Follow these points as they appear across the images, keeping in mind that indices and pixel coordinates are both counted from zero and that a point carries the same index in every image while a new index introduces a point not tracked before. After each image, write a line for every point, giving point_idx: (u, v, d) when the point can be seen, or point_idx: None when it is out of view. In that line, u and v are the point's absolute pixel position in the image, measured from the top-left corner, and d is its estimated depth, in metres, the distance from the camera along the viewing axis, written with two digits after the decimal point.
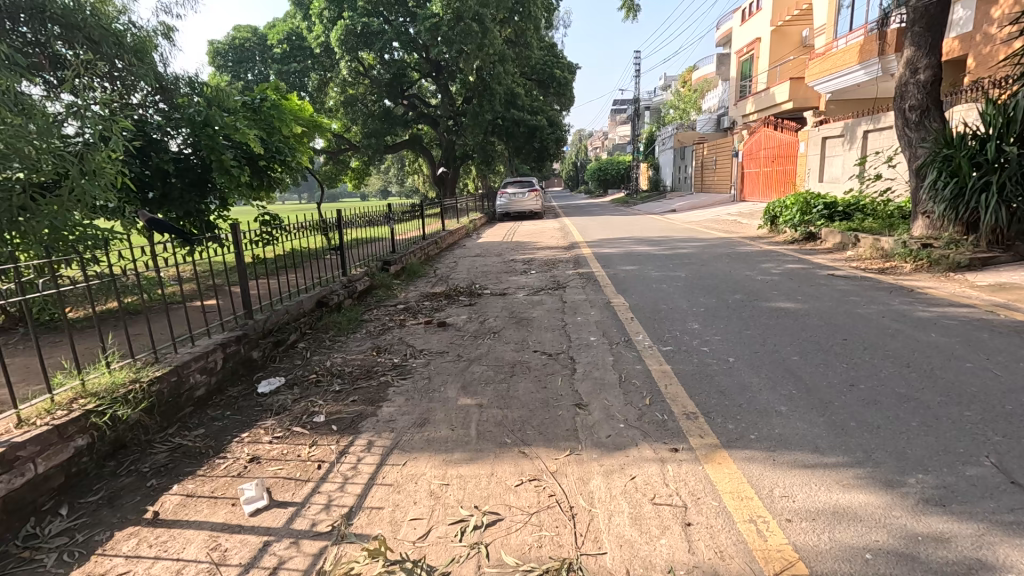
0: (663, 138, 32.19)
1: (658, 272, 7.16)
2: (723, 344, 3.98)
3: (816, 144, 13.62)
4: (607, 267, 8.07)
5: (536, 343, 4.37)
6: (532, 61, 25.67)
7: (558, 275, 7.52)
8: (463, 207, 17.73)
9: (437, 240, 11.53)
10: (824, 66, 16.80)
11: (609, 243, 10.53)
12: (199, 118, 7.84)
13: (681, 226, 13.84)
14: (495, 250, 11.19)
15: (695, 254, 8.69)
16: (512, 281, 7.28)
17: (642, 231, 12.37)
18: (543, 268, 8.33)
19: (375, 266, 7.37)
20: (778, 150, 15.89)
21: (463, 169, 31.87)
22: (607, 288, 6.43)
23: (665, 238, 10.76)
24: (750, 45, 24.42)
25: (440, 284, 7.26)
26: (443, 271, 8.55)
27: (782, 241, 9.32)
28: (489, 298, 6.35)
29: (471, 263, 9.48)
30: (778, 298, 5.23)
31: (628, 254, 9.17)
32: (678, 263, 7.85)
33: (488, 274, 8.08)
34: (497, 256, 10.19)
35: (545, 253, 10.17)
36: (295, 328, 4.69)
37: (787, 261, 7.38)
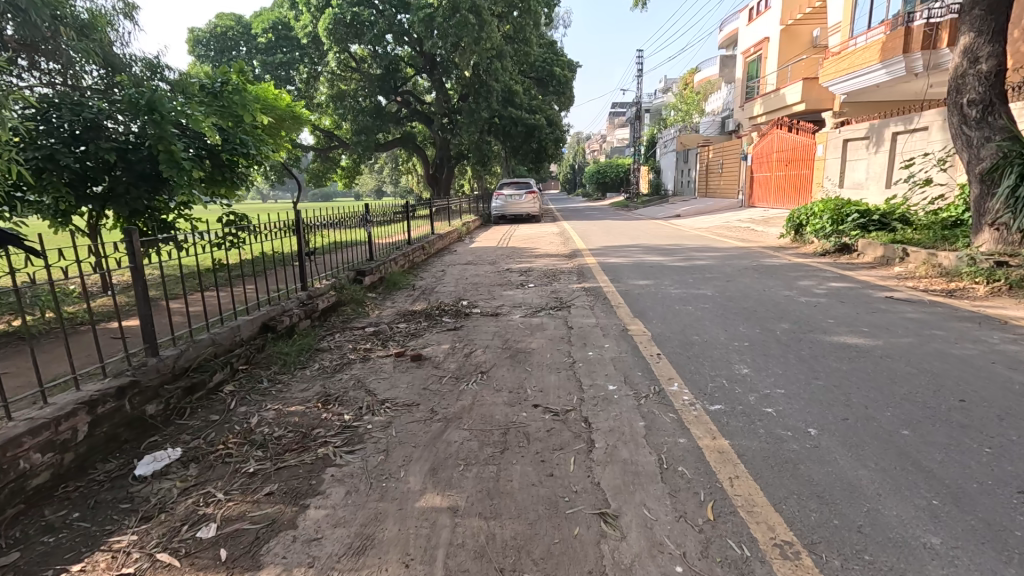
0: (665, 141, 31.28)
1: (677, 288, 6.11)
2: (793, 403, 2.91)
3: (836, 147, 12.67)
4: (616, 280, 7.01)
5: (538, 393, 3.28)
6: (531, 58, 24.72)
7: (559, 290, 6.45)
8: (456, 209, 16.64)
9: (425, 244, 10.48)
10: (841, 65, 15.84)
11: (615, 251, 9.46)
12: (143, 102, 6.56)
13: (690, 232, 12.82)
14: (489, 256, 10.12)
15: (715, 266, 7.65)
16: (506, 297, 6.20)
17: (650, 238, 11.33)
18: (542, 280, 7.27)
19: (345, 277, 6.26)
20: (793, 153, 14.94)
21: (458, 169, 30.79)
22: (620, 308, 5.36)
23: (677, 247, 9.71)
24: (757, 45, 23.47)
25: (421, 300, 6.16)
26: (429, 282, 7.51)
27: (811, 252, 8.30)
28: (478, 319, 5.27)
29: (461, 272, 8.41)
30: (838, 329, 4.18)
31: (638, 264, 8.11)
32: (698, 277, 6.81)
33: (478, 286, 7.00)
34: (491, 265, 9.11)
35: (543, 262, 9.12)
36: (221, 364, 3.58)
37: (826, 278, 6.34)
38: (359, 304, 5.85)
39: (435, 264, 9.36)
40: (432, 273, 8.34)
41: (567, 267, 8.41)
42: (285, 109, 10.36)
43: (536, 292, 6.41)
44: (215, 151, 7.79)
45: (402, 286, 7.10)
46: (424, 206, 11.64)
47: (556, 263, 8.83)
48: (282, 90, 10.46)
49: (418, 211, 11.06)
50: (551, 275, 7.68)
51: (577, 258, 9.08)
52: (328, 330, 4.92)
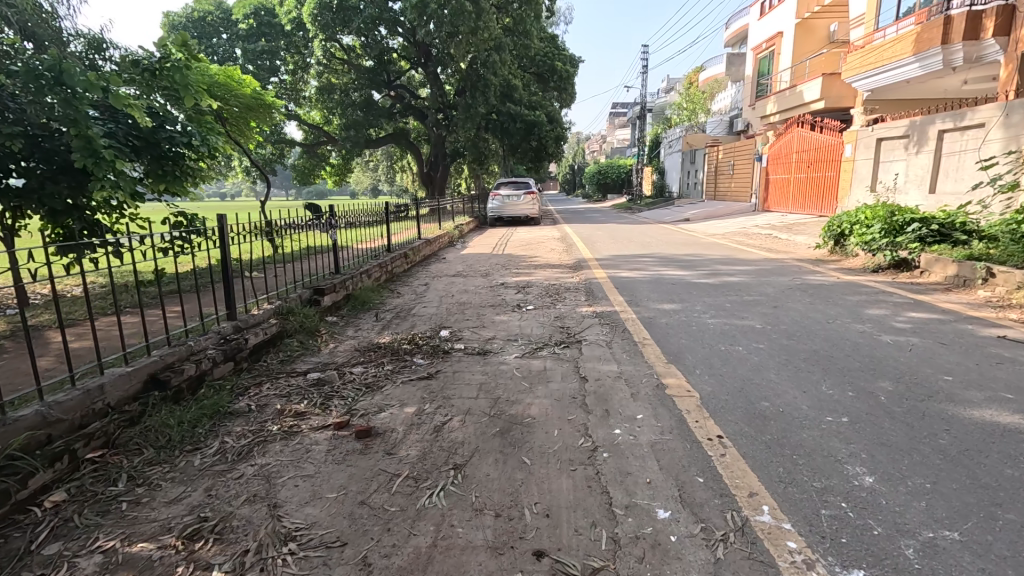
0: (670, 141, 30.09)
1: (714, 316, 4.85)
2: (995, 574, 1.64)
3: (870, 147, 11.48)
4: (635, 301, 5.75)
5: (543, 524, 2.02)
6: (531, 51, 23.51)
7: (566, 315, 5.19)
8: (449, 210, 15.33)
9: (408, 249, 9.28)
10: (867, 59, 14.62)
11: (626, 262, 8.20)
12: (45, 74, 5.17)
13: (706, 240, 11.59)
14: (481, 267, 8.84)
15: (750, 284, 6.39)
16: (499, 325, 4.93)
17: (665, 247, 10.06)
18: (544, 300, 6.00)
19: (299, 298, 4.99)
20: (815, 153, 13.77)
21: (454, 167, 29.52)
22: (648, 347, 4.10)
23: (697, 258, 8.45)
24: (770, 40, 22.29)
25: (392, 329, 4.89)
26: (404, 301, 6.26)
27: (859, 268, 7.06)
28: (461, 360, 3.99)
29: (446, 286, 7.15)
30: (969, 394, 2.93)
31: (656, 279, 6.83)
32: (735, 299, 5.54)
33: (466, 308, 5.74)
34: (482, 277, 7.85)
35: (542, 275, 7.87)
36: (51, 458, 2.32)
37: (897, 303, 5.07)
38: (310, 337, 4.57)
39: (418, 275, 8.11)
40: (409, 287, 7.09)
41: (572, 281, 7.16)
42: (238, 88, 9.28)
43: (532, 319, 5.14)
44: (153, 141, 6.53)
45: (372, 307, 5.86)
46: (407, 207, 10.49)
47: (559, 277, 7.57)
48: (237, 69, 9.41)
49: (398, 213, 9.92)
50: (553, 292, 6.42)
51: (583, 270, 7.84)
52: (256, 379, 3.63)
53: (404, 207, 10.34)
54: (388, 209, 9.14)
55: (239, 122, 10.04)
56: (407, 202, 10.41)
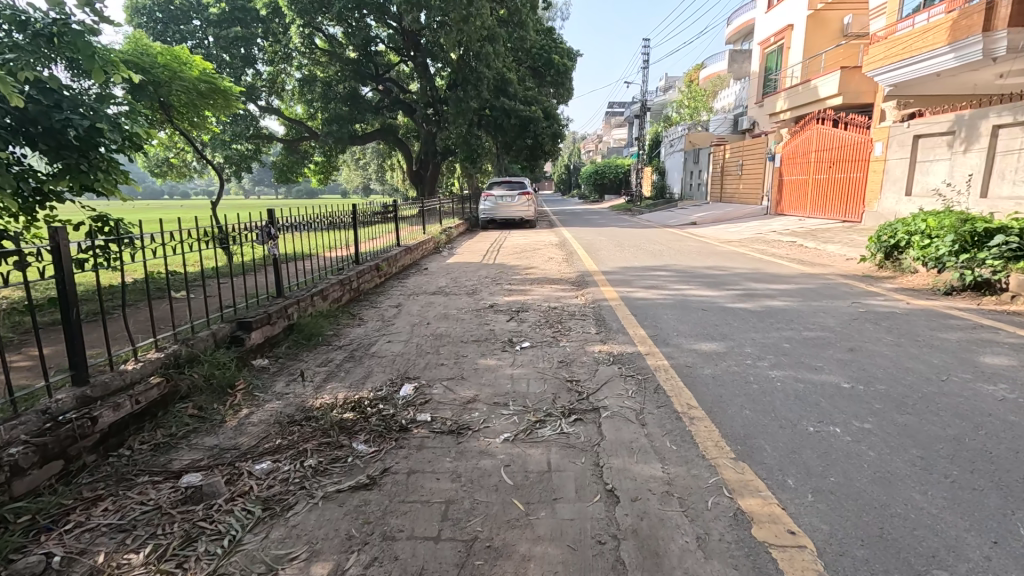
0: (672, 139, 28.85)
1: (775, 367, 3.56)
2: None
3: (907, 146, 10.33)
4: (661, 335, 4.46)
5: None
6: (527, 43, 22.20)
7: (573, 361, 3.91)
8: (437, 212, 13.99)
9: (386, 257, 7.96)
10: (891, 50, 13.51)
11: (640, 278, 6.90)
12: None
13: (723, 247, 10.34)
14: (467, 281, 7.51)
15: (800, 310, 5.11)
16: (485, 376, 3.65)
17: (680, 257, 8.79)
18: (544, 333, 4.71)
19: (216, 338, 3.69)
20: (838, 152, 12.59)
21: (445, 166, 28.16)
22: (697, 424, 2.81)
23: (722, 273, 7.16)
24: (778, 34, 21.09)
25: (340, 383, 3.58)
26: (366, 332, 4.93)
27: (927, 289, 5.79)
28: (424, 447, 2.67)
29: (422, 309, 5.81)
30: None
31: (681, 303, 5.53)
32: (793, 335, 4.26)
33: (443, 345, 4.43)
34: (468, 294, 6.53)
35: (539, 292, 6.53)
36: None
37: (1014, 346, 3.80)
38: (216, 400, 3.24)
39: (392, 291, 6.77)
40: (376, 309, 5.75)
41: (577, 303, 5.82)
42: (184, 70, 8.05)
43: (528, 365, 3.83)
44: (54, 128, 5.07)
45: (324, 343, 4.54)
46: (384, 210, 9.20)
47: (561, 296, 6.23)
48: (186, 49, 8.26)
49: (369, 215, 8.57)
50: (554, 320, 5.10)
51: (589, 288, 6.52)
52: (91, 493, 2.29)
53: (378, 209, 9.06)
54: (359, 210, 7.91)
55: (187, 109, 8.78)
56: (383, 204, 9.11)
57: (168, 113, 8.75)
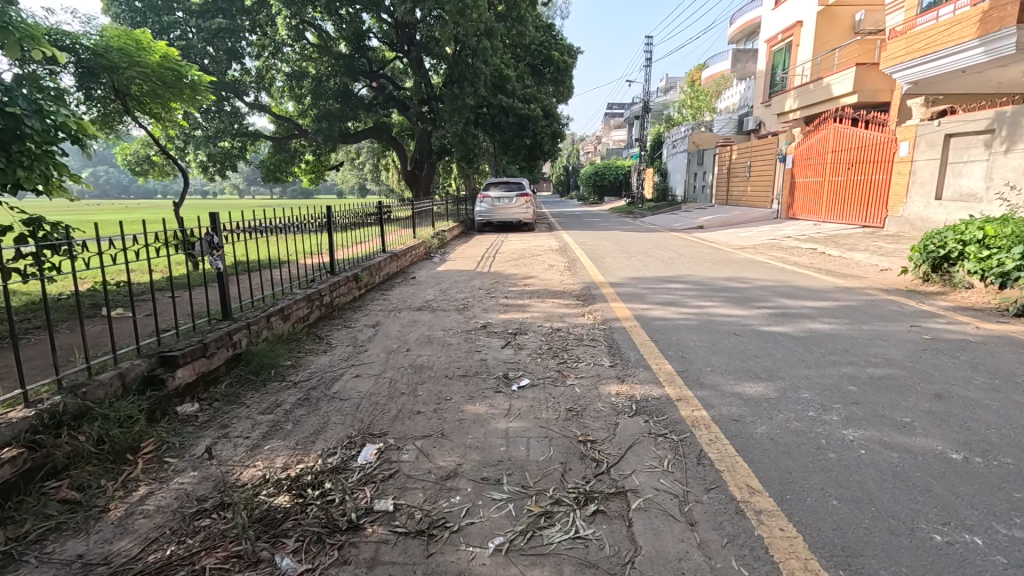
0: (674, 140, 28.05)
1: (849, 424, 2.72)
2: None
3: (936, 146, 9.56)
4: (691, 370, 3.62)
5: None
6: (526, 39, 21.38)
7: (585, 409, 3.08)
8: (430, 214, 13.14)
9: (367, 264, 7.14)
10: (913, 45, 12.73)
11: (654, 293, 6.07)
12: None
13: (737, 254, 9.55)
14: (458, 294, 6.66)
15: (852, 336, 4.28)
16: (473, 433, 2.81)
17: (694, 265, 7.97)
18: (545, 364, 3.88)
19: (121, 382, 2.84)
20: (858, 153, 11.82)
21: (441, 165, 27.33)
22: (770, 527, 1.97)
23: (745, 286, 6.35)
24: (786, 31, 20.33)
25: (282, 444, 2.74)
26: (331, 361, 4.09)
27: (991, 309, 4.97)
28: (377, 565, 1.84)
29: (403, 329, 4.96)
30: None
31: (707, 325, 4.70)
32: (857, 373, 3.43)
33: (422, 382, 3.60)
34: (458, 310, 5.69)
35: (539, 308, 5.68)
36: None
37: None
38: (106, 474, 2.40)
39: (370, 306, 5.91)
40: (348, 331, 4.90)
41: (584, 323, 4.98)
42: (140, 53, 7.24)
43: (526, 417, 2.98)
44: None
45: (277, 376, 3.72)
46: (365, 213, 8.41)
47: (564, 313, 5.38)
48: (148, 34, 7.47)
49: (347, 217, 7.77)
50: (557, 347, 4.26)
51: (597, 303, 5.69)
52: None
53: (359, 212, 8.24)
54: (332, 214, 7.13)
55: (153, 101, 7.95)
56: (364, 206, 8.29)
57: (131, 105, 7.95)
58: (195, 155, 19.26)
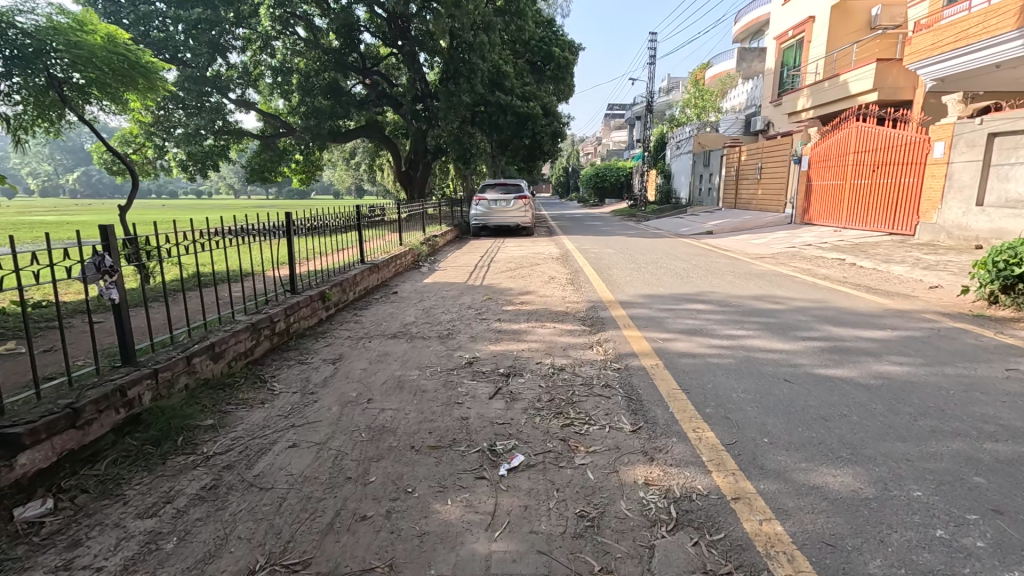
0: (679, 141, 27.14)
1: (1011, 562, 1.77)
2: None
3: (978, 147, 8.64)
4: (742, 442, 2.66)
5: None
6: (526, 34, 20.43)
7: (606, 515, 2.15)
8: (421, 218, 12.17)
9: (339, 277, 6.20)
10: (941, 38, 11.83)
11: (674, 317, 5.12)
12: None
13: (758, 266, 8.60)
14: (443, 315, 5.70)
15: (941, 385, 3.32)
16: (440, 568, 1.86)
17: (714, 280, 7.02)
18: (544, 428, 2.94)
19: None
20: (885, 154, 10.91)
21: (437, 166, 26.37)
22: None
23: (781, 309, 5.40)
24: (797, 27, 19.42)
25: None
26: (267, 416, 3.16)
27: None
28: None
29: (369, 367, 4.01)
30: None
31: (748, 366, 3.75)
32: (977, 452, 2.48)
33: (380, 458, 2.65)
34: (439, 339, 4.73)
35: (536, 337, 4.73)
36: None
37: None
38: None
39: (336, 332, 4.98)
40: (301, 370, 3.97)
41: (593, 360, 4.03)
42: (80, 32, 6.45)
43: (516, 534, 2.04)
44: None
45: (186, 446, 2.77)
46: (338, 219, 7.50)
47: (568, 345, 4.43)
48: (93, 16, 6.74)
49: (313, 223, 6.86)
50: (560, 399, 3.32)
51: (607, 331, 4.74)
52: None
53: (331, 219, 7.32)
54: (292, 220, 6.18)
55: (102, 95, 7.12)
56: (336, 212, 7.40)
57: (77, 99, 7.12)
58: (174, 153, 18.30)
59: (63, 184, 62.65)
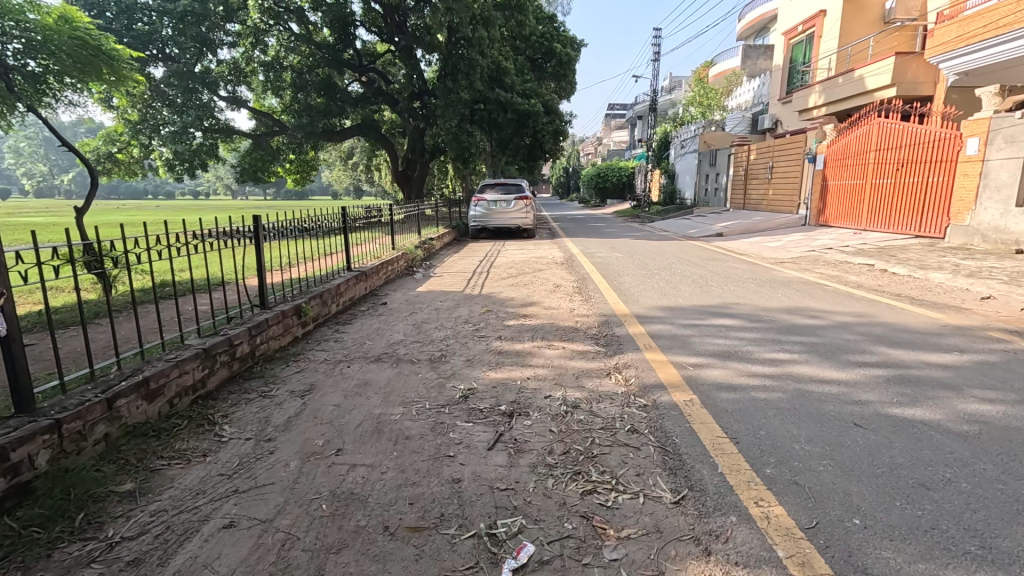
0: (683, 140, 26.48)
1: None
2: None
3: (1018, 143, 7.98)
4: (826, 525, 1.99)
5: None
6: (526, 29, 19.74)
7: None
8: (417, 219, 11.48)
9: (320, 287, 5.49)
10: (968, 29, 11.08)
11: (701, 336, 4.45)
12: None
13: (780, 272, 7.92)
14: (437, 330, 5.04)
15: None
16: None
17: (737, 290, 6.35)
18: (560, 498, 2.27)
19: None
20: (910, 152, 10.25)
21: (435, 165, 25.68)
22: None
23: (822, 326, 4.73)
24: (807, 22, 18.76)
25: None
26: (205, 476, 2.48)
27: None
28: None
29: (345, 402, 3.34)
30: None
31: (803, 403, 3.08)
32: None
33: (343, 548, 1.98)
34: (430, 364, 4.05)
35: (544, 360, 4.05)
36: None
37: None
38: None
39: (312, 354, 4.31)
40: (260, 406, 3.29)
41: (613, 393, 3.37)
42: (29, 13, 5.83)
43: None
44: None
45: (87, 526, 2.10)
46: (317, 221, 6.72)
47: (581, 373, 3.76)
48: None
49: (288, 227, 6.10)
50: (577, 451, 2.65)
51: (625, 354, 4.08)
52: None
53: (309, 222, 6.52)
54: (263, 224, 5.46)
55: (61, 86, 6.49)
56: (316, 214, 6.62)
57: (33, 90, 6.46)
58: (160, 151, 17.59)
59: (58, 184, 62.05)
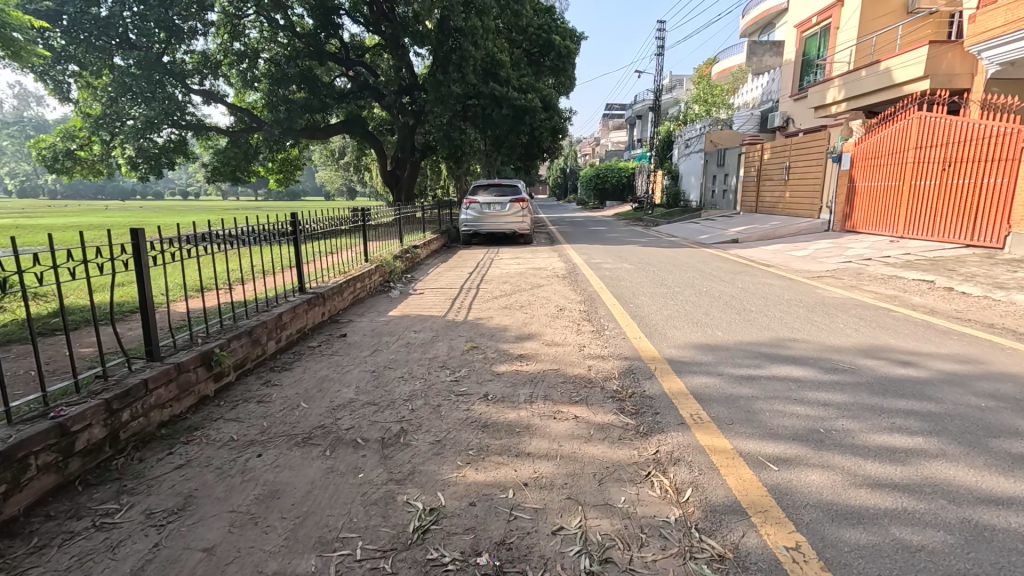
0: (687, 139, 25.24)
1: None
2: None
3: None
4: None
5: None
6: (524, 19, 18.42)
7: None
8: (400, 225, 10.16)
9: (251, 320, 4.16)
10: (1016, 14, 9.88)
11: (770, 400, 3.17)
12: None
13: (825, 290, 6.66)
14: (401, 382, 3.74)
15: None
16: None
17: (787, 318, 5.09)
18: None
19: None
20: (958, 150, 9.03)
21: (427, 165, 24.39)
22: None
23: (928, 380, 3.46)
24: (822, 13, 17.55)
25: None
26: None
27: None
28: None
29: (223, 546, 2.03)
30: None
31: (996, 564, 1.79)
32: None
33: None
34: (380, 452, 2.74)
35: (547, 445, 2.76)
36: None
37: None
38: None
39: (210, 431, 2.98)
40: (76, 555, 1.97)
41: (661, 528, 2.07)
42: None
43: None
44: None
45: None
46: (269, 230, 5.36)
47: (606, 476, 2.46)
48: None
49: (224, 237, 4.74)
50: None
51: (669, 435, 2.79)
52: None
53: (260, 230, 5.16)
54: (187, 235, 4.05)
55: None
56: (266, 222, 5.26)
57: None
58: (123, 149, 16.22)
59: (41, 183, 60.46)
